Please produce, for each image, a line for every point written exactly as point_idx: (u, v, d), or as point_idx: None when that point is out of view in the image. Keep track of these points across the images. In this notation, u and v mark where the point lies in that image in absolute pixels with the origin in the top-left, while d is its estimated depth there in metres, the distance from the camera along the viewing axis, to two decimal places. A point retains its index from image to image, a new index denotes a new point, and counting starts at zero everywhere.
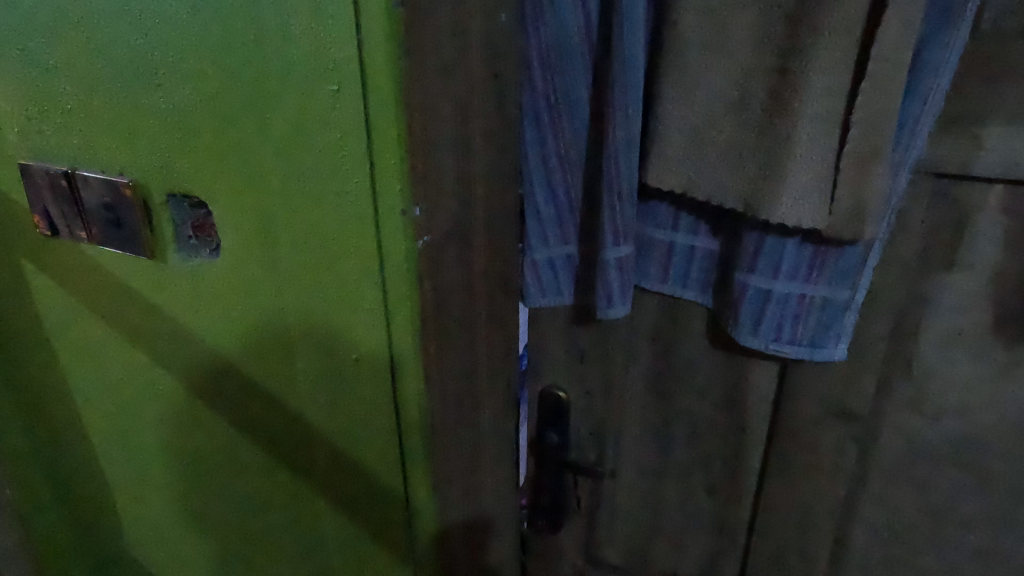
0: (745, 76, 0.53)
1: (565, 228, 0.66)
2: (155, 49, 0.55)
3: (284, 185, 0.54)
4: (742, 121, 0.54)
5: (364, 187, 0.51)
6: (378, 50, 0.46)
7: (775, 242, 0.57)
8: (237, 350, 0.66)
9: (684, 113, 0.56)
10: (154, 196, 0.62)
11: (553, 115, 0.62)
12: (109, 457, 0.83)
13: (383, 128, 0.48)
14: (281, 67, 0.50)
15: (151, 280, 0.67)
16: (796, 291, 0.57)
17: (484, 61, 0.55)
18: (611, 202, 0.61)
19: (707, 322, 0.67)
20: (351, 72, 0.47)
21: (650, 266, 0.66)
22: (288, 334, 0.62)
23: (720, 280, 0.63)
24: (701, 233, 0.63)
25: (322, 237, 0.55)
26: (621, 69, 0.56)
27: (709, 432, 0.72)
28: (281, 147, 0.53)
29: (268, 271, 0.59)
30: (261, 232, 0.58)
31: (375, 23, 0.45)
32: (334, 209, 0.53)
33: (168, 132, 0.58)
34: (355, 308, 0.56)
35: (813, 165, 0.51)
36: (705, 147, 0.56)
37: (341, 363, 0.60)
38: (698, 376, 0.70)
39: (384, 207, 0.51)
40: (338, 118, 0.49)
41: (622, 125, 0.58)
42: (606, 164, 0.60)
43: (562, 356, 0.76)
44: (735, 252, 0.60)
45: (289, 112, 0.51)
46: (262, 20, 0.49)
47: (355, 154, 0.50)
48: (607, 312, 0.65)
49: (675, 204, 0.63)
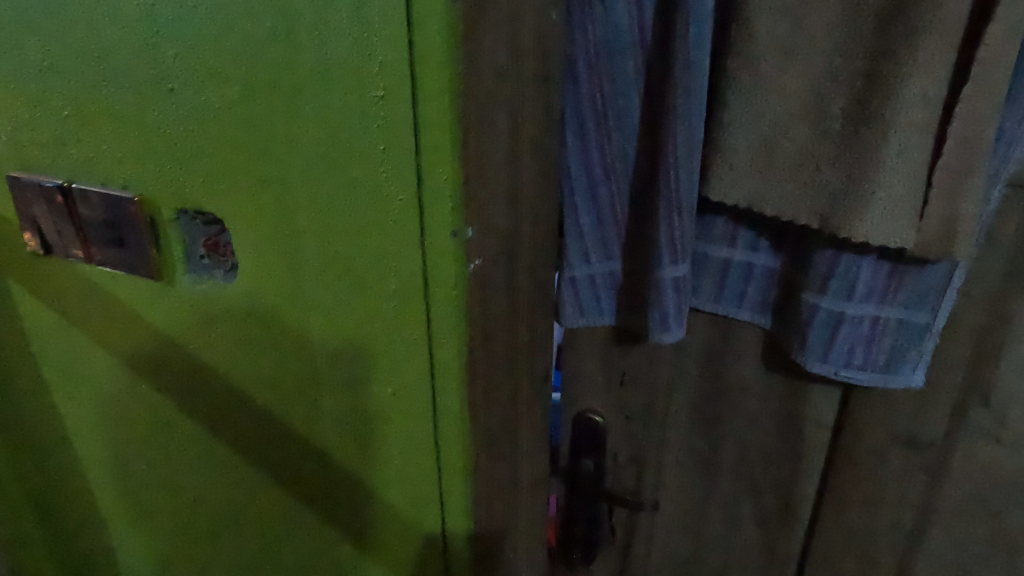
0: (824, 80, 0.48)
1: (608, 244, 0.62)
2: (168, 51, 0.49)
3: (314, 202, 0.49)
4: (820, 131, 0.49)
5: (408, 205, 0.45)
6: (433, 52, 0.40)
7: (851, 262, 0.52)
8: (254, 382, 0.60)
9: (754, 121, 0.51)
10: (162, 213, 0.56)
11: (600, 122, 0.57)
12: (104, 493, 0.76)
13: (436, 140, 0.43)
14: (316, 70, 0.44)
15: (156, 305, 0.61)
16: (870, 313, 0.53)
17: (537, 62, 0.50)
18: (669, 217, 0.56)
19: (764, 344, 0.62)
20: (399, 77, 0.42)
21: (703, 285, 0.61)
22: (313, 365, 0.56)
23: (781, 300, 0.59)
24: (760, 249, 0.58)
25: (357, 261, 0.49)
26: (685, 70, 0.51)
27: (760, 458, 0.68)
28: (313, 161, 0.47)
29: (290, 296, 0.54)
30: (285, 252, 0.52)
31: (431, 21, 0.39)
32: (373, 230, 0.47)
33: (180, 143, 0.52)
34: (394, 337, 0.51)
35: (903, 179, 0.46)
36: (776, 159, 0.51)
37: (374, 397, 0.55)
38: (751, 401, 0.65)
39: (433, 227, 0.45)
40: (381, 129, 0.44)
41: (684, 134, 0.53)
42: (664, 177, 0.55)
43: (599, 381, 0.71)
44: (802, 271, 0.56)
45: (324, 123, 0.46)
46: (295, 19, 0.43)
47: (401, 168, 0.44)
48: (661, 337, 0.59)
49: (734, 219, 0.58)
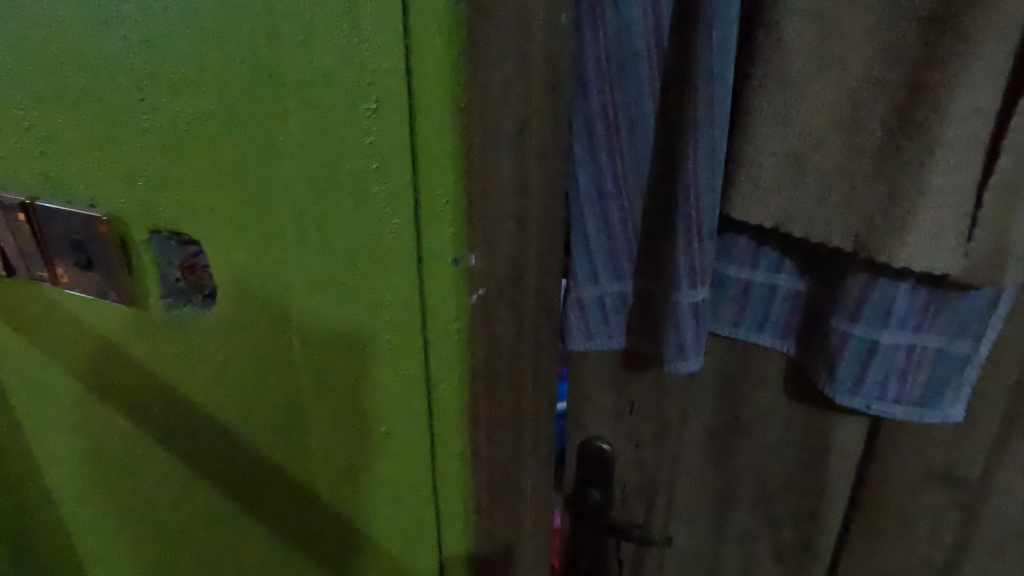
0: (861, 89, 0.44)
1: (618, 262, 0.58)
2: (138, 57, 0.44)
3: (300, 225, 0.44)
4: (855, 145, 0.45)
5: (404, 229, 0.41)
6: (432, 59, 0.36)
7: (886, 287, 0.48)
8: (235, 416, 0.55)
9: (782, 133, 0.47)
10: (133, 233, 0.51)
11: (612, 134, 0.53)
12: (80, 529, 0.71)
13: (435, 158, 0.38)
14: (301, 79, 0.39)
15: (129, 333, 0.56)
16: (906, 342, 0.49)
17: (546, 70, 0.45)
18: (687, 238, 0.51)
19: (787, 371, 0.58)
20: (394, 87, 0.37)
21: (721, 308, 0.57)
22: (302, 400, 0.51)
23: (807, 325, 0.55)
24: (784, 271, 0.54)
25: (347, 290, 0.45)
26: (707, 80, 0.47)
27: (781, 490, 0.63)
28: (298, 180, 0.43)
29: (275, 324, 0.49)
30: (269, 278, 0.47)
31: (430, 25, 0.35)
32: (365, 257, 0.43)
33: (152, 158, 0.47)
34: (388, 372, 0.46)
35: (950, 200, 0.42)
36: (806, 176, 0.47)
37: (366, 435, 0.50)
38: (772, 430, 0.61)
39: (432, 253, 0.41)
40: (374, 146, 0.39)
41: (706, 149, 0.49)
42: (682, 194, 0.51)
43: (607, 408, 0.66)
44: (831, 296, 0.52)
45: (310, 139, 0.41)
46: (277, 21, 0.39)
47: (396, 189, 0.40)
48: (678, 366, 0.54)
49: (756, 238, 0.53)
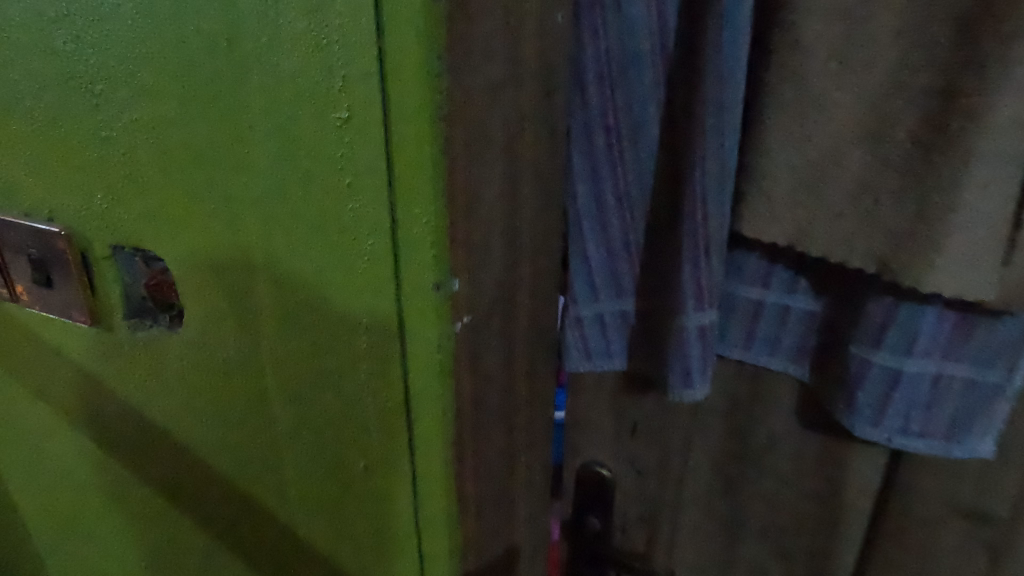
0: (887, 97, 0.40)
1: (620, 280, 0.55)
2: (93, 60, 0.41)
3: (269, 244, 0.40)
4: (880, 158, 0.41)
5: (380, 250, 0.37)
6: (405, 63, 0.32)
7: (912, 312, 0.44)
8: (205, 444, 0.51)
9: (799, 144, 0.43)
10: (94, 249, 0.47)
11: (612, 143, 0.50)
12: (52, 555, 0.68)
13: (411, 174, 0.34)
14: (264, 85, 0.35)
15: (93, 354, 0.52)
16: (932, 371, 0.45)
17: (539, 75, 0.41)
18: (694, 256, 0.47)
19: (800, 397, 0.54)
20: (365, 95, 0.33)
21: (730, 330, 0.53)
22: (274, 430, 0.47)
23: (822, 349, 0.51)
24: (799, 291, 0.50)
25: (321, 315, 0.41)
26: (716, 86, 0.43)
27: (791, 523, 0.60)
28: (265, 195, 0.39)
29: (245, 350, 0.45)
30: (238, 300, 0.43)
31: (404, 25, 0.31)
32: (338, 280, 0.39)
33: (111, 169, 0.43)
34: (365, 403, 0.42)
35: (986, 220, 0.38)
36: (825, 190, 0.43)
37: (343, 471, 0.46)
38: (782, 459, 0.57)
39: (410, 278, 0.37)
40: (346, 159, 0.35)
41: (714, 161, 0.45)
42: (689, 209, 0.46)
43: (607, 432, 0.63)
44: (850, 319, 0.48)
45: (276, 151, 0.37)
46: (239, 21, 0.35)
47: (370, 207, 0.36)
48: (683, 394, 0.51)
49: (768, 256, 0.49)
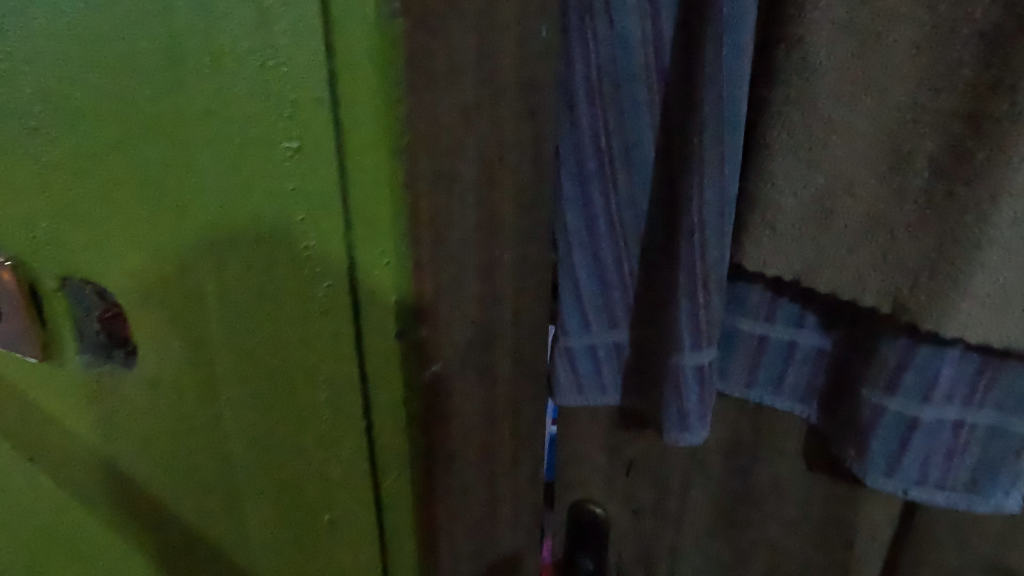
0: (905, 120, 0.36)
1: (612, 310, 0.51)
2: (29, 78, 0.37)
3: (220, 282, 0.36)
4: (896, 187, 0.37)
5: (338, 292, 0.33)
6: (359, 88, 0.28)
7: (931, 355, 0.40)
8: (164, 488, 0.47)
9: (807, 171, 0.39)
10: (42, 281, 0.44)
11: (604, 164, 0.46)
12: None
13: (369, 210, 0.30)
14: (207, 110, 0.32)
15: (43, 389, 0.49)
16: (952, 418, 0.41)
17: (520, 95, 0.38)
18: (691, 291, 0.44)
19: (806, 439, 0.50)
20: (316, 122, 0.29)
21: (732, 366, 0.49)
22: (235, 476, 0.44)
23: (831, 389, 0.47)
24: (806, 326, 0.46)
25: (278, 359, 0.37)
26: (716, 107, 0.39)
27: (797, 569, 0.56)
28: (213, 229, 0.35)
29: (201, 392, 0.42)
30: (190, 339, 0.40)
31: (356, 46, 0.27)
32: (295, 322, 0.35)
33: (54, 196, 0.40)
34: (329, 453, 0.39)
35: (1014, 257, 0.35)
36: (835, 221, 0.39)
37: (308, 522, 0.42)
38: (788, 502, 0.53)
39: (372, 324, 0.33)
40: (297, 193, 0.31)
41: (713, 188, 0.41)
42: (685, 239, 0.43)
43: (601, 469, 0.59)
44: (862, 359, 0.44)
45: (221, 181, 0.33)
46: (175, 38, 0.31)
47: (325, 245, 0.32)
48: (679, 439, 0.47)
49: (772, 288, 0.46)
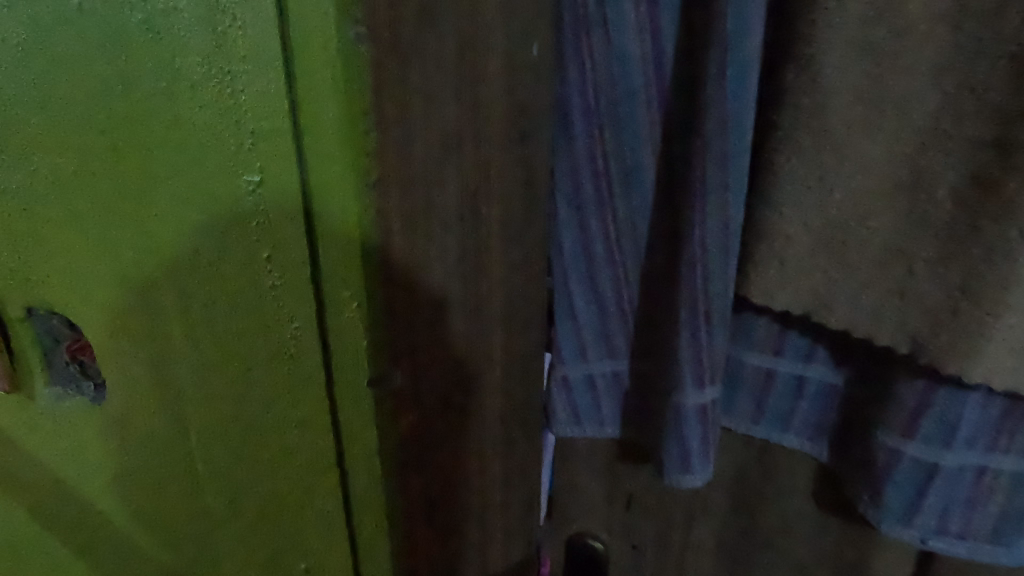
0: (925, 147, 0.33)
1: (611, 340, 0.48)
2: None
3: (186, 319, 0.34)
4: (916, 219, 0.34)
5: (306, 335, 0.31)
6: (323, 119, 0.25)
7: (952, 399, 0.37)
8: (136, 526, 0.45)
9: (818, 199, 0.36)
10: (6, 310, 0.41)
11: (602, 188, 0.43)
12: None
13: (337, 249, 0.28)
14: (165, 140, 0.29)
15: (10, 420, 0.46)
16: (974, 465, 0.38)
17: (508, 119, 0.35)
18: (693, 325, 0.41)
19: (817, 477, 0.47)
20: (279, 154, 0.27)
21: (738, 401, 0.46)
22: (208, 518, 0.41)
23: (843, 428, 0.44)
24: (816, 360, 0.43)
25: (248, 401, 0.35)
26: (719, 131, 0.36)
27: None
28: (176, 264, 0.33)
29: (170, 430, 0.39)
30: (158, 377, 0.37)
31: (319, 73, 0.25)
32: (263, 364, 0.33)
33: (15, 224, 0.38)
34: (302, 501, 0.36)
35: None
36: (849, 255, 0.36)
37: (284, 570, 0.40)
38: (797, 543, 0.50)
39: (342, 370, 0.31)
40: (261, 229, 0.29)
41: (717, 217, 0.38)
42: (687, 270, 0.40)
43: (600, 503, 0.56)
44: (877, 399, 0.41)
45: (182, 214, 0.31)
46: (129, 62, 0.28)
47: (293, 285, 0.30)
48: (681, 480, 0.44)
49: (780, 320, 0.43)
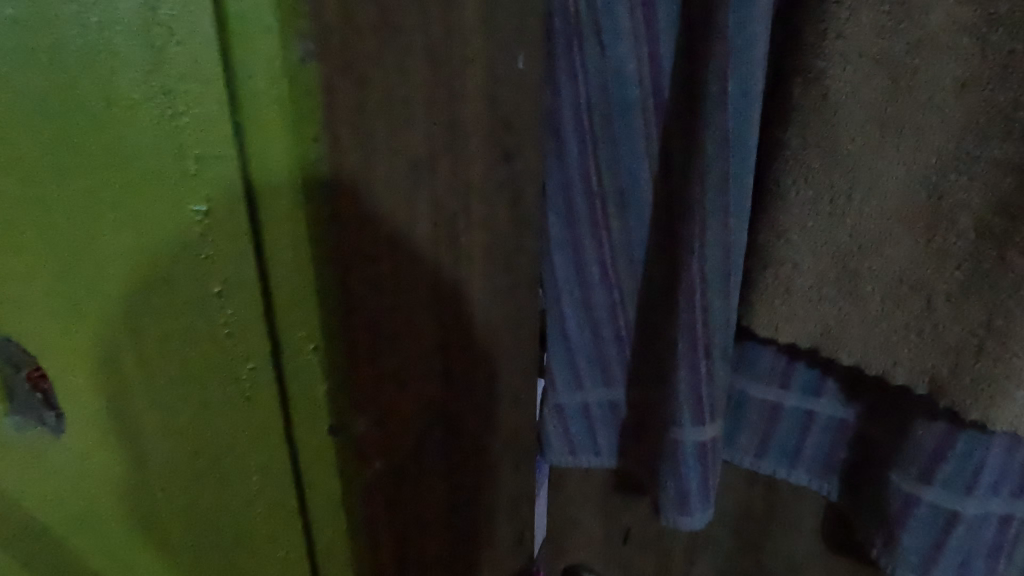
0: (946, 170, 0.30)
1: (607, 367, 0.45)
2: None
3: (140, 354, 0.32)
4: (935, 249, 0.31)
5: (262, 378, 0.28)
6: (271, 145, 0.23)
7: (974, 444, 0.33)
8: (99, 564, 0.42)
9: (828, 225, 0.33)
10: None
11: (596, 208, 0.40)
12: None
13: (290, 287, 0.25)
14: (108, 164, 0.27)
15: None
16: (999, 512, 0.35)
17: (491, 138, 0.32)
18: (692, 358, 0.38)
19: (827, 516, 0.44)
20: (225, 183, 0.24)
21: (741, 434, 0.43)
22: (172, 559, 0.39)
23: (855, 466, 0.41)
24: (826, 394, 0.40)
25: (206, 443, 0.32)
26: (720, 149, 0.33)
27: None
28: (128, 296, 0.30)
29: (132, 467, 0.37)
30: (116, 412, 0.35)
31: (264, 95, 0.22)
32: (219, 406, 0.30)
33: None
34: (262, 553, 0.33)
35: None
36: (861, 286, 0.33)
37: None
38: None
39: (300, 416, 0.28)
40: (210, 262, 0.26)
41: (717, 244, 0.35)
42: (685, 299, 0.37)
43: (596, 534, 0.53)
44: (892, 439, 0.37)
45: (130, 244, 0.28)
46: (68, 80, 0.26)
47: (245, 325, 0.27)
48: (677, 521, 0.41)
49: (786, 351, 0.40)
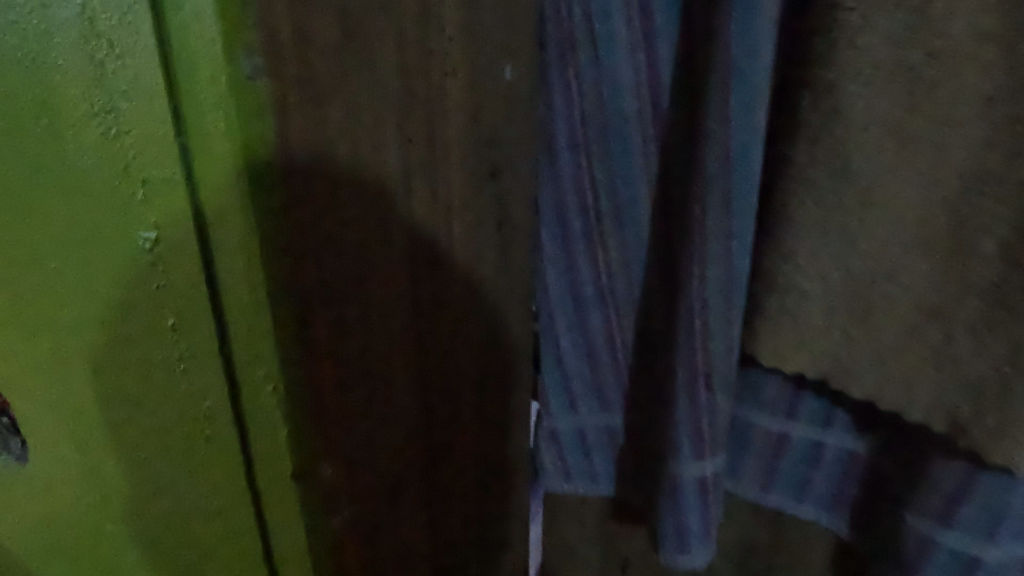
0: (968, 192, 0.28)
1: (603, 392, 0.43)
2: None
3: (97, 386, 0.29)
4: (956, 277, 0.29)
5: (221, 414, 0.26)
6: (221, 169, 0.21)
7: (998, 487, 0.31)
8: None
9: (839, 249, 0.31)
10: None
11: (591, 226, 0.38)
12: None
13: (246, 321, 0.23)
14: (53, 186, 0.25)
15: None
16: None
17: (475, 156, 0.30)
18: (692, 387, 0.35)
19: (841, 554, 0.41)
20: (176, 208, 0.22)
21: (745, 466, 0.40)
22: None
23: (866, 503, 0.38)
24: (836, 426, 0.38)
25: (167, 481, 0.30)
26: (721, 167, 0.31)
27: None
28: (81, 325, 0.28)
29: (92, 505, 0.34)
30: (74, 446, 0.33)
31: (211, 114, 0.20)
32: (179, 442, 0.28)
33: None
34: None
35: None
36: (875, 315, 0.31)
37: None
38: None
39: (263, 457, 0.26)
40: (163, 292, 0.24)
41: (720, 267, 0.33)
42: (684, 325, 0.35)
43: (594, 563, 0.51)
44: (907, 477, 0.35)
45: (80, 271, 0.26)
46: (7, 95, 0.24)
47: (202, 359, 0.25)
48: (676, 558, 0.39)
49: (794, 380, 0.37)
